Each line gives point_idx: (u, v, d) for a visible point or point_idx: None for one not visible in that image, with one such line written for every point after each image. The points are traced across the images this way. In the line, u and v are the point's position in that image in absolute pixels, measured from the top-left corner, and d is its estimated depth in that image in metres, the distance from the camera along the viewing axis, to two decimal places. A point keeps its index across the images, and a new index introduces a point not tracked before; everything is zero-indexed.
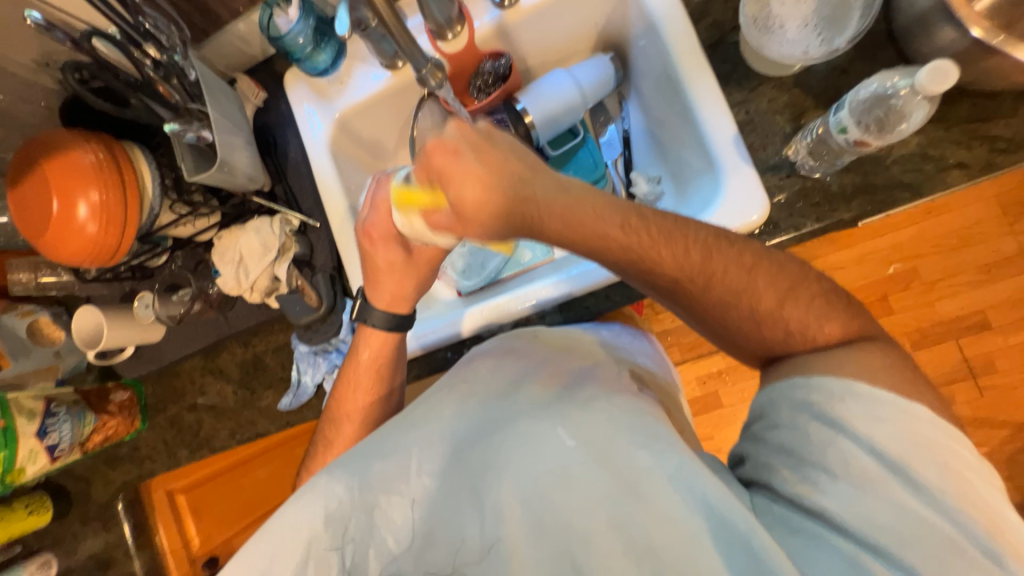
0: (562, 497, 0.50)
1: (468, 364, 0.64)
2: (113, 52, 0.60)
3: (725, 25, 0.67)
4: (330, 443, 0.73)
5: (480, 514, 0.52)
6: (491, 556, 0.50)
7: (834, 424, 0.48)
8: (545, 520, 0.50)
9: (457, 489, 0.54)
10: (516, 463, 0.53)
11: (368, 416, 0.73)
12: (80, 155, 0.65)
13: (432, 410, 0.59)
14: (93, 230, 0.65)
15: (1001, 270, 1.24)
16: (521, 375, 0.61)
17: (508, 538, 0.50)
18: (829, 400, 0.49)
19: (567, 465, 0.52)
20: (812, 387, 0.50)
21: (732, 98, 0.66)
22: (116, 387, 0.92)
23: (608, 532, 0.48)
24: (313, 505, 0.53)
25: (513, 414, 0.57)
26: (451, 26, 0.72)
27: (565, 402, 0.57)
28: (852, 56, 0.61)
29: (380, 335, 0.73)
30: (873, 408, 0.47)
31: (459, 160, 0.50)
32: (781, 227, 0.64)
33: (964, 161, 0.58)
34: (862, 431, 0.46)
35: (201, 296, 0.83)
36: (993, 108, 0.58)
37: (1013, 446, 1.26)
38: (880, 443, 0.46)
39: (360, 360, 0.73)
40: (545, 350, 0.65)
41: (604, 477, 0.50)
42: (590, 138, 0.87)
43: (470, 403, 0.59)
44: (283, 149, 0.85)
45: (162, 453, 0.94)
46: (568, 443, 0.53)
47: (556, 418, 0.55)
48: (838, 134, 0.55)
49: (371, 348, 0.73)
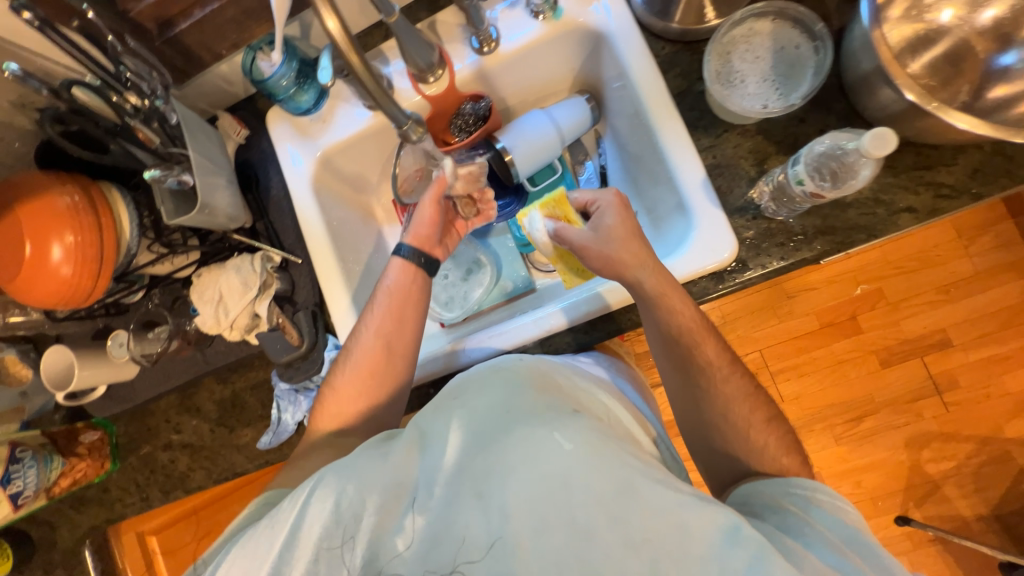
0: (562, 502, 0.48)
1: (467, 377, 0.63)
2: (93, 98, 0.60)
3: (692, 75, 0.72)
4: (358, 367, 0.72)
5: (485, 517, 0.49)
6: (492, 556, 0.48)
7: (807, 506, 0.53)
8: (548, 520, 0.48)
9: (459, 493, 0.51)
10: (515, 470, 0.50)
11: (400, 347, 0.73)
12: (55, 197, 0.64)
13: (427, 428, 0.58)
14: (68, 272, 0.64)
15: (959, 291, 1.31)
16: (518, 384, 0.59)
17: (512, 537, 0.48)
18: (803, 492, 0.55)
19: (568, 468, 0.49)
20: (790, 483, 0.57)
21: (700, 143, 0.70)
22: (86, 427, 0.89)
23: (609, 530, 0.46)
24: (319, 501, 0.53)
25: (511, 420, 0.54)
26: (432, 71, 0.74)
27: (560, 409, 0.55)
28: (808, 107, 0.66)
29: (411, 266, 0.76)
30: (834, 497, 0.54)
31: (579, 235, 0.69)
32: (749, 265, 0.67)
33: (913, 206, 0.63)
34: (829, 518, 0.51)
35: (179, 333, 0.82)
36: (936, 157, 0.63)
37: (980, 461, 1.30)
38: (844, 523, 0.51)
39: (389, 286, 0.75)
40: (540, 362, 0.65)
41: (605, 476, 0.48)
42: (568, 174, 0.91)
43: (469, 410, 0.57)
44: (265, 186, 0.85)
45: (133, 494, 0.91)
46: (565, 447, 0.50)
47: (552, 424, 0.52)
48: (795, 185, 0.58)
49: (404, 279, 0.76)
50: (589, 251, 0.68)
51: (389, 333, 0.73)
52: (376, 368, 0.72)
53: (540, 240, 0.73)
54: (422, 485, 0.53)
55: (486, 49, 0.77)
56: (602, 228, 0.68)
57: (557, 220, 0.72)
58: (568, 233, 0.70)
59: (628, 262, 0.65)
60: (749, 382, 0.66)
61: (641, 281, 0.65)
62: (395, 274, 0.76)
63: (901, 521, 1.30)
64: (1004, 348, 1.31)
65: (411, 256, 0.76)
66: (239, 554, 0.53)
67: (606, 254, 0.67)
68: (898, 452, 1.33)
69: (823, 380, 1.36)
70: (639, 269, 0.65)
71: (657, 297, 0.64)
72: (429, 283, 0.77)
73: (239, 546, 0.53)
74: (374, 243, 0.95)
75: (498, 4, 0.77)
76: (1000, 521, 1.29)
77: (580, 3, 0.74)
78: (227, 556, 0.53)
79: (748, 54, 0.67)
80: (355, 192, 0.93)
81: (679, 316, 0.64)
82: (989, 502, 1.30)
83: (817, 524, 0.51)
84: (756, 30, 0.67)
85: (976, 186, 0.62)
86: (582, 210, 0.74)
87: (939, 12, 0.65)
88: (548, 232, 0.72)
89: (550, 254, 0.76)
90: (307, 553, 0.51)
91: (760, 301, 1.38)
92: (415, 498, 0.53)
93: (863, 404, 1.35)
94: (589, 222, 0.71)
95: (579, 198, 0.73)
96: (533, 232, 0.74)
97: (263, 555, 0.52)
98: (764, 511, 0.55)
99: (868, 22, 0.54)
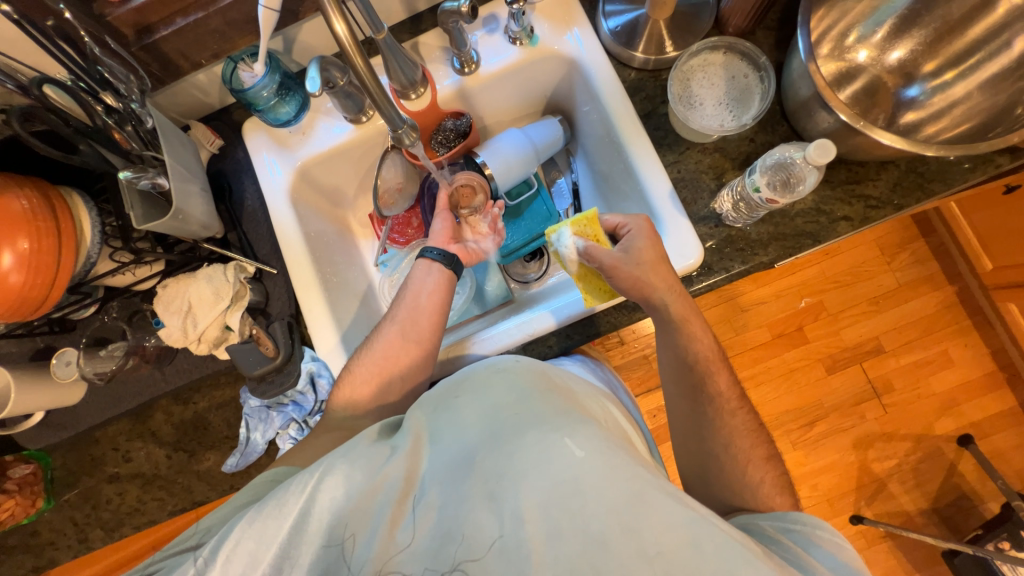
0: (574, 508, 0.48)
1: (466, 376, 0.64)
2: (65, 98, 0.58)
3: (656, 99, 0.79)
4: (375, 353, 0.73)
5: (498, 519, 0.49)
6: (501, 558, 0.48)
7: (806, 543, 0.57)
8: (562, 524, 0.48)
9: (469, 492, 0.51)
10: (527, 473, 0.51)
11: (416, 335, 0.74)
12: (8, 200, 0.59)
13: (435, 430, 0.59)
14: (16, 280, 0.58)
15: (887, 301, 1.46)
16: (525, 389, 0.59)
17: (525, 539, 0.48)
18: (804, 529, 0.58)
19: (580, 475, 0.49)
20: (791, 518, 0.61)
21: (666, 159, 0.77)
22: (16, 461, 0.80)
23: (622, 540, 0.46)
24: (330, 489, 0.52)
25: (520, 423, 0.55)
26: (414, 87, 0.77)
27: (571, 416, 0.56)
28: (756, 129, 0.75)
29: (432, 262, 0.78)
30: (833, 535, 0.56)
31: (608, 253, 0.68)
32: (714, 269, 0.73)
33: (848, 215, 0.72)
34: (827, 550, 0.55)
35: (136, 350, 0.77)
36: (864, 173, 0.72)
37: (917, 456, 1.42)
38: (841, 560, 0.53)
39: (412, 282, 0.78)
40: (535, 361, 0.67)
41: (617, 485, 0.49)
42: (543, 189, 0.95)
43: (478, 412, 0.58)
44: (238, 196, 0.84)
45: (69, 536, 0.81)
46: (577, 454, 0.51)
47: (564, 429, 0.53)
48: (753, 192, 0.65)
49: (425, 275, 0.78)
50: (620, 270, 0.67)
51: (406, 319, 0.74)
52: (391, 354, 0.72)
53: (567, 258, 0.72)
54: (432, 484, 0.54)
55: (467, 70, 0.81)
56: (634, 250, 0.68)
57: (587, 239, 0.71)
58: (598, 252, 0.69)
59: (656, 284, 0.67)
60: (739, 402, 0.71)
61: (668, 303, 0.68)
62: (419, 271, 0.78)
63: (855, 519, 1.38)
64: (927, 353, 1.45)
65: (434, 255, 0.78)
66: (243, 533, 0.50)
67: (637, 274, 0.67)
68: (847, 453, 1.43)
69: (778, 388, 1.46)
70: (666, 291, 0.68)
71: (680, 321, 0.70)
72: (451, 275, 0.79)
73: (245, 522, 0.51)
74: (351, 255, 0.94)
75: (478, 28, 0.82)
76: (939, 513, 1.40)
77: (555, 32, 0.80)
78: (232, 527, 0.51)
79: (704, 82, 0.76)
80: (331, 205, 0.93)
81: (658, 306, 0.68)
82: (928, 496, 1.41)
83: (812, 559, 0.54)
84: (711, 61, 0.76)
85: (898, 199, 0.71)
86: (611, 233, 0.74)
87: (857, 52, 0.77)
88: (578, 249, 0.71)
89: (575, 274, 0.73)
90: (315, 540, 0.51)
91: (718, 314, 1.47)
92: (425, 496, 0.53)
93: (813, 409, 1.45)
94: (617, 245, 0.70)
95: (609, 220, 0.72)
96: (560, 248, 0.72)
97: (272, 536, 0.51)
98: (764, 540, 0.60)
99: (805, 57, 0.63)
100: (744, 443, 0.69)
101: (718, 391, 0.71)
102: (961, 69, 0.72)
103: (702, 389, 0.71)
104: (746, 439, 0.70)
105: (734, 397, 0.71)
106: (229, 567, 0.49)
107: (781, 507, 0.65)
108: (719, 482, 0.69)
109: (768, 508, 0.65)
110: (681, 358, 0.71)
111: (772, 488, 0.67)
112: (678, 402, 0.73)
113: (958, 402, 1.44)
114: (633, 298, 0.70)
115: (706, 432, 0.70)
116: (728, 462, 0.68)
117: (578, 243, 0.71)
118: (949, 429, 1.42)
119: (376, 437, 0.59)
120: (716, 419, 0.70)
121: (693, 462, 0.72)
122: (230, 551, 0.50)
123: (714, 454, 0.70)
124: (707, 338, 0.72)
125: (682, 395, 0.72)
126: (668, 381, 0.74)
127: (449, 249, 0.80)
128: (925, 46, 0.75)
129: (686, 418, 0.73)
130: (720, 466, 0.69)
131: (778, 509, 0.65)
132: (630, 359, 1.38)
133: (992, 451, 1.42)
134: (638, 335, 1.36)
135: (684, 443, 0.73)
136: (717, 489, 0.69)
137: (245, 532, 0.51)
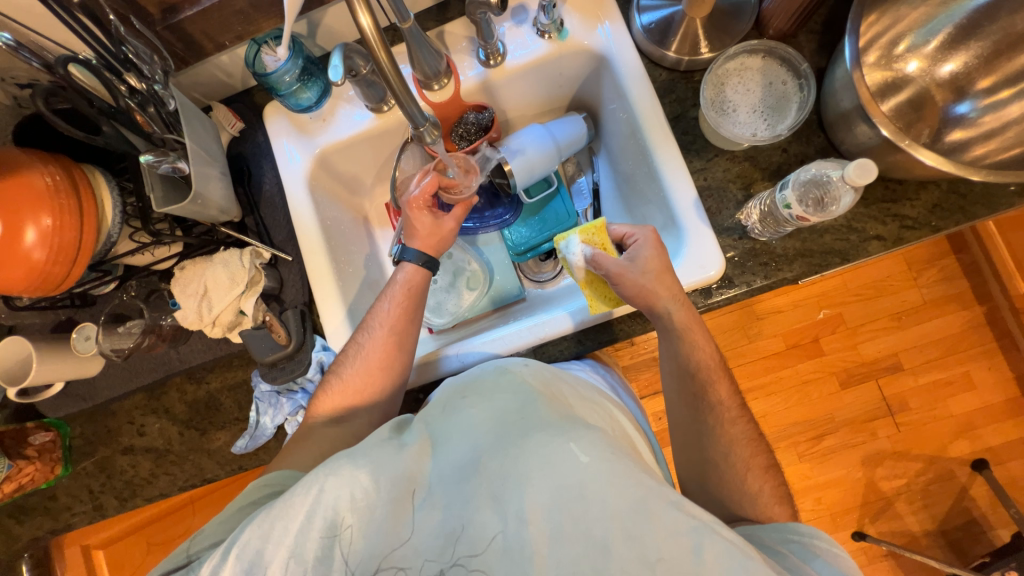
0: (578, 512, 0.48)
1: (474, 377, 0.64)
2: (90, 79, 0.57)
3: (686, 102, 0.77)
4: (368, 358, 0.72)
5: (501, 518, 0.49)
6: (506, 557, 0.48)
7: (804, 553, 0.56)
8: (565, 528, 0.48)
9: (476, 493, 0.52)
10: (533, 475, 0.50)
11: (407, 343, 0.74)
12: (31, 176, 0.59)
13: (442, 431, 0.59)
14: (40, 256, 0.59)
15: (910, 318, 1.41)
16: (529, 393, 0.59)
17: (531, 541, 0.48)
18: (802, 540, 0.58)
19: (585, 480, 0.49)
20: (790, 529, 0.60)
21: (692, 165, 0.74)
22: (36, 428, 0.82)
23: (625, 545, 0.46)
24: (335, 490, 0.52)
25: (525, 426, 0.55)
26: (438, 78, 0.75)
27: (575, 421, 0.55)
28: (790, 139, 0.72)
29: (422, 269, 0.77)
30: (831, 545, 0.56)
31: (615, 262, 0.67)
32: (734, 282, 0.71)
33: (881, 235, 0.69)
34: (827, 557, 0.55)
35: (153, 329, 0.77)
36: (902, 192, 0.69)
37: (927, 478, 1.38)
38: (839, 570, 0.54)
39: (399, 283, 0.76)
40: (545, 367, 0.66)
41: (621, 491, 0.48)
42: (563, 188, 0.93)
43: (485, 415, 0.58)
44: (257, 180, 0.83)
45: (84, 502, 0.84)
46: (581, 459, 0.50)
47: (568, 433, 0.52)
48: (783, 208, 0.63)
49: (417, 279, 0.77)
50: (625, 278, 0.66)
51: (403, 327, 0.74)
52: (387, 364, 0.73)
53: (574, 265, 0.71)
54: (438, 483, 0.54)
55: (492, 62, 0.79)
56: (639, 259, 0.67)
57: (594, 248, 0.70)
58: (604, 260, 0.68)
59: (660, 293, 0.66)
60: (739, 410, 0.70)
61: (671, 313, 0.67)
62: (408, 275, 0.76)
63: (858, 536, 1.36)
64: (948, 374, 1.41)
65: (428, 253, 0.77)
66: (253, 532, 0.52)
67: (643, 283, 0.66)
68: (855, 470, 1.40)
69: (789, 400, 1.43)
70: (671, 300, 0.67)
71: (684, 331, 0.68)
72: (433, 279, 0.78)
73: (256, 522, 0.52)
74: (365, 244, 0.94)
75: (507, 19, 0.79)
76: (945, 536, 1.37)
77: (585, 26, 0.77)
78: (241, 528, 0.52)
79: (739, 86, 0.73)
80: (349, 193, 0.93)
81: (671, 318, 0.67)
82: (936, 517, 1.38)
83: (811, 571, 0.53)
84: (747, 65, 0.73)
85: (936, 220, 0.68)
86: (617, 242, 0.73)
87: (906, 62, 0.75)
88: (584, 257, 0.70)
89: (581, 281, 0.72)
90: (316, 540, 0.51)
91: (733, 321, 1.44)
92: (431, 494, 0.53)
93: (824, 423, 1.42)
94: (624, 254, 0.69)
95: (616, 229, 0.72)
96: (568, 256, 0.71)
97: (279, 538, 0.51)
98: (762, 548, 0.59)
99: (849, 66, 0.60)
100: (750, 458, 0.68)
101: (725, 404, 0.69)
102: (1018, 87, 0.68)
103: (707, 402, 0.70)
104: (744, 450, 0.68)
105: (736, 408, 0.70)
106: (240, 563, 0.51)
107: (778, 517, 0.64)
108: (720, 499, 0.68)
109: (766, 520, 0.64)
110: (692, 371, 0.70)
111: (773, 497, 0.66)
112: (686, 416, 0.71)
113: (976, 426, 1.39)
114: (637, 307, 0.68)
115: (711, 443, 0.69)
116: (731, 477, 0.67)
117: (580, 247, 0.71)
118: (964, 453, 1.39)
119: (383, 435, 0.60)
120: (722, 431, 0.69)
121: (696, 470, 0.71)
122: (239, 550, 0.51)
123: (716, 465, 0.69)
124: (708, 347, 0.70)
125: (691, 410, 0.70)
126: (671, 389, 0.73)
127: (427, 248, 0.78)
128: (981, 60, 0.71)
129: (689, 427, 0.71)
130: (721, 475, 0.68)
131: (775, 519, 0.64)
132: (639, 361, 1.37)
133: (1007, 478, 1.37)
134: (649, 337, 1.35)
135: (688, 453, 0.72)
136: (719, 498, 0.68)
137: (251, 534, 0.52)
